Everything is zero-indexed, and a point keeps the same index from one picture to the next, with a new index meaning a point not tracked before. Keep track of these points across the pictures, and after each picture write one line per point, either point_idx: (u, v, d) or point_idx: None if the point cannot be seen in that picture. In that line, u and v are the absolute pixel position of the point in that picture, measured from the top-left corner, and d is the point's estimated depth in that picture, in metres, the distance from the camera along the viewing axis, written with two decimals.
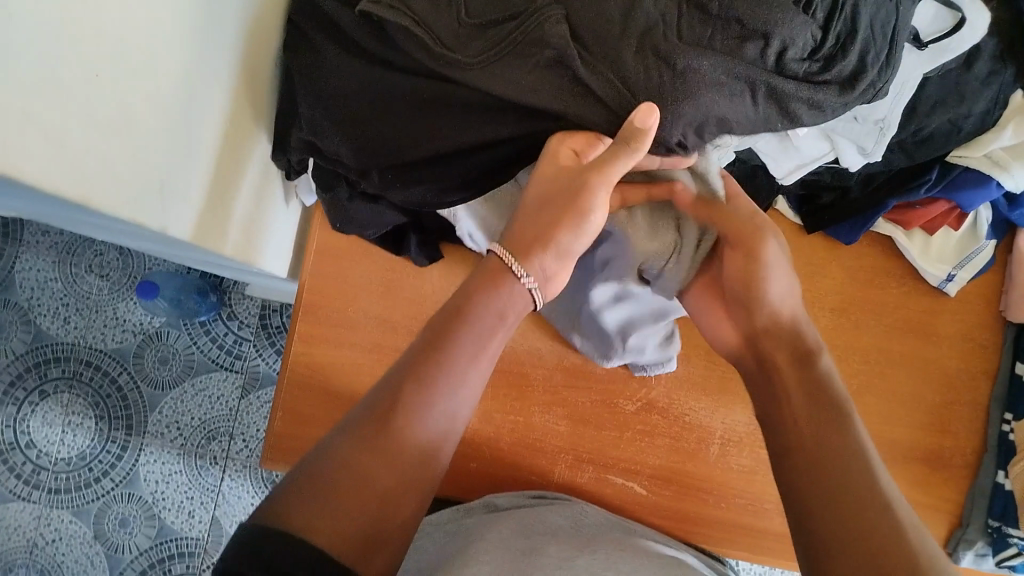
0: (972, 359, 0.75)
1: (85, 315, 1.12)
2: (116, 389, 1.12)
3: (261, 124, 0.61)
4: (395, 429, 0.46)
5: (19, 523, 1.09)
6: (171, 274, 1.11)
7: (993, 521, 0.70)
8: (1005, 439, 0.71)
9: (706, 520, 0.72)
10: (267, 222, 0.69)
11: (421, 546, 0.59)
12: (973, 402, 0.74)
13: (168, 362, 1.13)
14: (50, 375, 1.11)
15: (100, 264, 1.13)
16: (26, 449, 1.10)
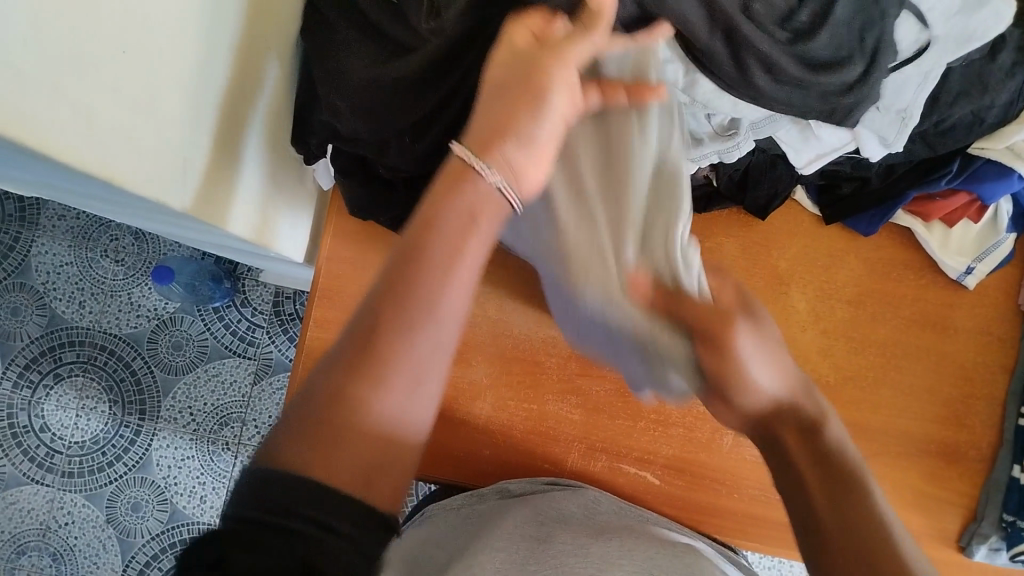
0: (990, 353, 0.74)
1: (100, 300, 1.13)
2: (129, 374, 1.13)
3: (277, 108, 0.61)
4: (375, 352, 0.42)
5: (32, 506, 1.11)
6: (186, 259, 1.11)
7: (1008, 515, 0.69)
8: (1021, 434, 0.71)
9: (719, 509, 0.72)
10: (284, 205, 0.69)
11: (436, 527, 0.60)
12: (989, 396, 0.74)
13: (181, 348, 1.14)
14: (64, 359, 1.13)
15: (116, 248, 1.13)
16: (41, 433, 1.12)
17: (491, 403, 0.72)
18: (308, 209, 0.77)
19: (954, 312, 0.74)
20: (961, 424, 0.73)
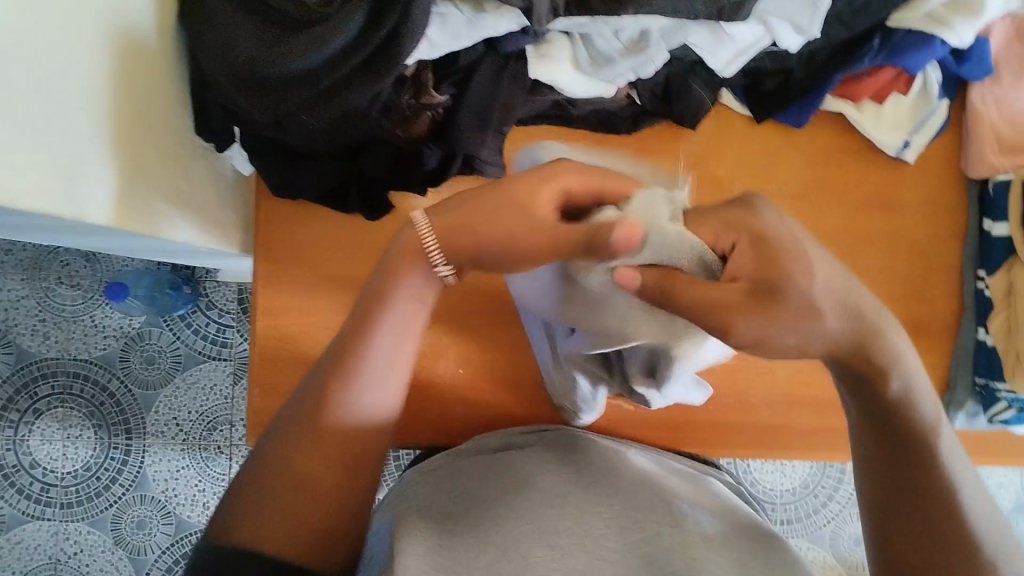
0: (940, 222, 0.75)
1: (63, 327, 1.09)
2: (109, 397, 1.10)
3: (175, 97, 0.59)
4: (325, 426, 0.47)
5: (38, 543, 1.07)
6: (141, 271, 1.07)
7: (981, 379, 0.72)
8: (981, 296, 0.73)
9: (701, 422, 0.73)
10: (210, 199, 0.67)
11: (407, 489, 0.53)
12: (946, 266, 0.74)
13: (155, 361, 1.12)
14: (40, 393, 1.08)
15: (68, 274, 1.08)
16: (32, 470, 1.07)
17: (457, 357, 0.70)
18: (240, 197, 0.75)
19: (900, 186, 0.74)
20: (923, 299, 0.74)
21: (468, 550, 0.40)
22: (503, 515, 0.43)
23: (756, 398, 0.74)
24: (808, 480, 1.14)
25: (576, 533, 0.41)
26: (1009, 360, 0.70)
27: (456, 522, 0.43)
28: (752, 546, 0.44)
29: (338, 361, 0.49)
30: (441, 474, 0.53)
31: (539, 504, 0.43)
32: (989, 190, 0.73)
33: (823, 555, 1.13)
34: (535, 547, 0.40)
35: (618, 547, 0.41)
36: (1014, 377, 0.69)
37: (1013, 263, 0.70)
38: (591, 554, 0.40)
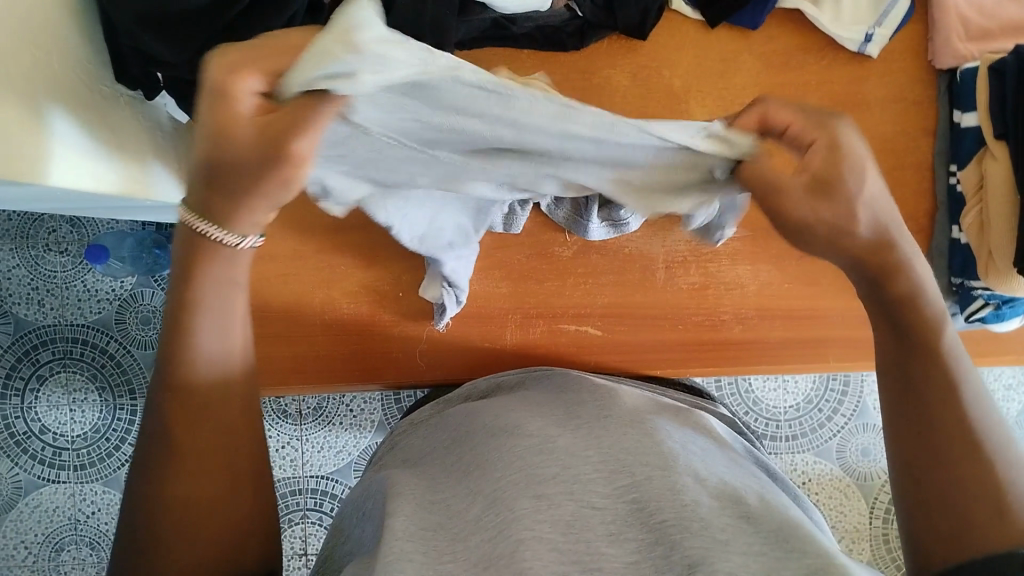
0: (907, 120, 0.75)
1: (57, 294, 1.08)
2: (109, 358, 1.09)
3: (59, 47, 0.58)
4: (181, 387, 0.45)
5: (56, 504, 1.08)
6: (123, 234, 1.06)
7: (956, 278, 0.74)
8: (954, 192, 0.73)
9: (668, 341, 0.75)
10: (148, 142, 0.70)
11: (407, 445, 0.54)
12: (914, 163, 0.75)
13: (151, 321, 1.10)
14: (42, 360, 1.08)
15: (56, 240, 1.08)
16: (43, 435, 1.08)
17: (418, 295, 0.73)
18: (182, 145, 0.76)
19: (863, 85, 0.74)
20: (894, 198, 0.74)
21: (461, 502, 0.41)
22: (493, 465, 0.43)
23: (726, 312, 0.75)
24: (812, 395, 1.16)
25: (566, 478, 0.40)
26: (980, 257, 0.70)
27: (456, 476, 0.44)
28: (749, 485, 0.42)
29: (170, 338, 0.45)
30: (433, 427, 0.54)
31: (530, 448, 0.43)
32: (957, 79, 0.72)
33: (830, 468, 1.15)
34: (521, 498, 0.39)
35: (607, 493, 0.40)
36: (987, 274, 0.69)
37: (982, 155, 0.70)
38: (579, 502, 0.39)
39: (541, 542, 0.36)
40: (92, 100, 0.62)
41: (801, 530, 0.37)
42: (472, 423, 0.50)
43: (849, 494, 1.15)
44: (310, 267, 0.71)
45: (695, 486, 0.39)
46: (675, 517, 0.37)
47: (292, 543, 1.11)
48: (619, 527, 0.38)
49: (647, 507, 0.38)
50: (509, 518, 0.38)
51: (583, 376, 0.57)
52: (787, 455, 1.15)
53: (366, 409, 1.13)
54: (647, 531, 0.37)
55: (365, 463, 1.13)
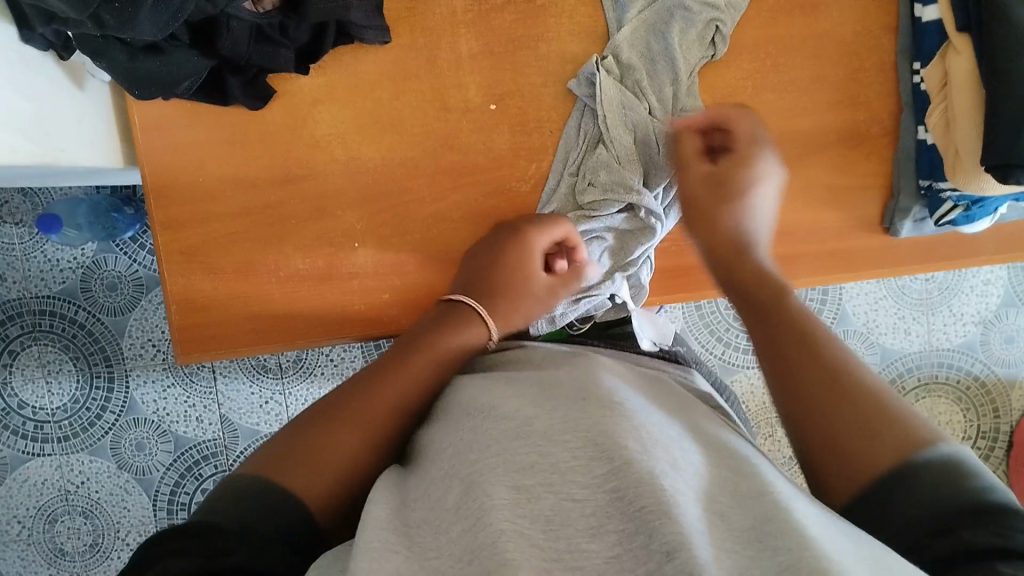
0: (869, 17, 0.72)
1: (18, 267, 1.04)
2: (80, 328, 1.06)
3: None
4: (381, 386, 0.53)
5: (45, 477, 1.06)
6: (75, 200, 1.02)
7: (925, 181, 0.71)
8: (919, 92, 0.71)
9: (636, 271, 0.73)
10: (70, 109, 0.66)
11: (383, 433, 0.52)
12: (878, 63, 0.73)
13: (118, 287, 1.07)
14: (11, 335, 1.05)
15: (9, 212, 1.03)
16: (21, 410, 1.05)
17: (374, 245, 0.70)
18: (107, 107, 0.72)
19: None
20: (858, 101, 0.73)
21: (439, 491, 0.40)
22: (470, 451, 0.41)
23: None
24: None
25: (545, 469, 0.39)
26: (947, 156, 0.68)
27: (432, 472, 0.42)
28: (724, 467, 0.41)
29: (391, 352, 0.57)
30: (407, 405, 0.52)
31: (506, 435, 0.41)
32: None
33: None
34: (499, 486, 0.38)
35: (588, 483, 0.38)
36: (955, 175, 0.67)
37: (946, 48, 0.68)
38: (558, 496, 0.37)
39: (518, 534, 0.35)
40: (14, 74, 0.58)
41: (786, 516, 0.35)
42: (448, 417, 0.47)
43: None
44: (259, 224, 0.69)
45: (671, 473, 0.37)
46: (656, 502, 0.35)
47: None
48: (600, 519, 0.36)
49: (626, 494, 0.36)
50: (486, 506, 0.37)
51: (572, 355, 0.55)
52: None
53: (346, 358, 1.11)
54: (627, 521, 0.35)
55: None
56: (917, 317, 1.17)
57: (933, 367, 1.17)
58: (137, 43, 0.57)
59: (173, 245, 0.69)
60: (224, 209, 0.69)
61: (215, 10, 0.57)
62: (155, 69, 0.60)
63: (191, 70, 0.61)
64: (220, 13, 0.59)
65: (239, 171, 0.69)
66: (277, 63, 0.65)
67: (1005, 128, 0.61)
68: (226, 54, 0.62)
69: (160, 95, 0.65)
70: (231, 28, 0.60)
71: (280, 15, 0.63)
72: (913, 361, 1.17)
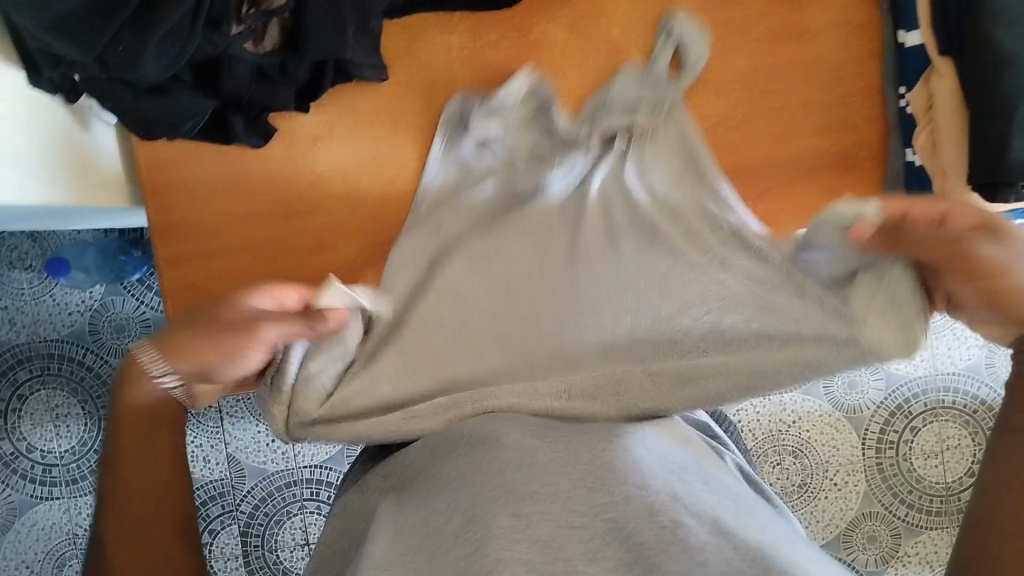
0: (854, 42, 0.73)
1: (27, 311, 1.05)
2: (88, 371, 1.07)
3: None
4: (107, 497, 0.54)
5: (53, 521, 1.06)
6: (85, 244, 1.04)
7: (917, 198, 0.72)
8: (904, 115, 0.72)
9: None
10: (75, 154, 0.67)
11: (379, 469, 0.52)
12: (864, 87, 0.73)
13: (125, 329, 1.07)
14: (21, 379, 1.05)
15: (18, 257, 1.04)
16: (30, 454, 1.06)
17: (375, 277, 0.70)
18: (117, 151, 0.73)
19: (808, 12, 0.72)
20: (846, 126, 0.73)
21: (438, 519, 0.40)
22: (469, 483, 0.41)
23: None
24: None
25: (545, 497, 0.39)
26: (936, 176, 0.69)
27: (427, 499, 0.42)
28: (723, 501, 0.41)
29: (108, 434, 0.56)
30: (407, 444, 0.52)
31: (506, 466, 0.41)
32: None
33: (819, 403, 1.15)
34: (499, 517, 0.38)
35: (585, 511, 0.38)
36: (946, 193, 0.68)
37: (929, 72, 0.68)
38: (557, 523, 0.38)
39: (517, 563, 0.36)
40: (20, 120, 0.60)
41: (777, 548, 0.37)
42: (448, 437, 0.48)
43: (840, 429, 1.15)
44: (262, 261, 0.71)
45: (674, 506, 0.38)
46: (655, 538, 0.36)
47: (294, 535, 1.10)
48: (598, 545, 0.37)
49: (626, 526, 0.37)
50: (485, 537, 0.37)
51: (563, 384, 0.56)
52: (775, 396, 1.15)
53: None
54: (627, 551, 0.36)
55: (357, 449, 1.11)
56: (922, 342, 1.16)
57: (939, 393, 1.17)
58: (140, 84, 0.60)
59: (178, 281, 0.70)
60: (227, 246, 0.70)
61: (216, 52, 0.59)
62: (162, 111, 0.62)
63: (194, 110, 0.63)
64: (220, 55, 0.60)
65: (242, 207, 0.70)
66: (278, 101, 0.66)
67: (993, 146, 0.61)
68: (228, 95, 0.64)
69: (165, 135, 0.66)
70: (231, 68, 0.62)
71: (281, 55, 0.63)
72: (918, 386, 1.16)
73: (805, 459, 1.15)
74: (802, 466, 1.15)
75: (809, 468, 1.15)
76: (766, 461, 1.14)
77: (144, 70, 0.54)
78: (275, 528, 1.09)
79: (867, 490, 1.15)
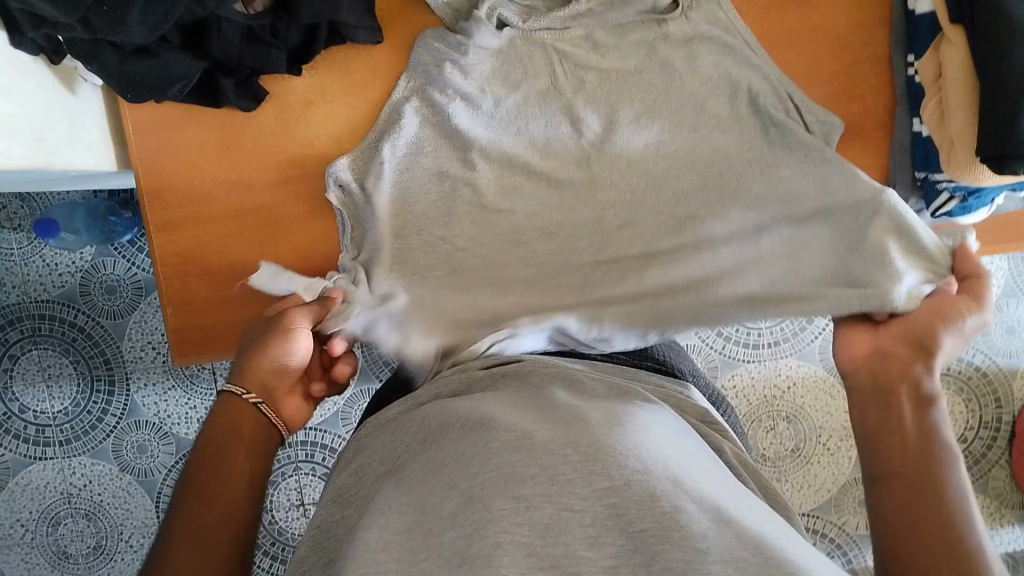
0: (864, 9, 0.71)
1: (17, 271, 1.04)
2: (80, 331, 1.06)
3: None
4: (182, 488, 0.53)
5: (46, 481, 1.06)
6: (73, 203, 1.02)
7: (920, 173, 0.71)
8: (913, 83, 0.70)
9: None
10: (61, 113, 0.66)
11: (371, 454, 0.51)
12: (872, 55, 0.72)
13: (117, 290, 1.06)
14: (11, 339, 1.05)
15: (7, 217, 1.03)
16: (23, 414, 1.05)
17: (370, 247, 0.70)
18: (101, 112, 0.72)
19: None
20: (853, 95, 0.72)
21: (434, 500, 0.39)
22: (468, 465, 0.40)
23: None
24: None
25: (545, 480, 0.38)
26: (943, 149, 0.67)
27: (423, 478, 0.42)
28: (724, 488, 0.40)
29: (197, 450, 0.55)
30: (401, 425, 0.52)
31: (505, 447, 0.41)
32: None
33: (815, 369, 1.15)
34: (498, 499, 0.37)
35: (585, 494, 0.37)
36: (949, 166, 0.66)
37: (940, 41, 0.66)
38: (557, 505, 0.37)
39: (517, 546, 0.35)
40: (9, 79, 0.58)
41: (775, 539, 0.36)
42: (444, 418, 0.48)
43: (835, 393, 1.15)
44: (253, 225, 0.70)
45: (675, 493, 0.37)
46: (657, 525, 0.35)
47: (288, 495, 1.10)
48: (598, 530, 0.36)
49: (627, 513, 0.36)
50: (485, 519, 0.36)
51: (562, 367, 0.56)
52: (770, 362, 1.15)
53: None
54: (626, 537, 0.35)
55: (351, 413, 1.11)
56: None
57: None
58: (127, 46, 0.58)
59: (170, 248, 0.69)
60: (219, 212, 0.69)
61: (205, 13, 0.57)
62: (147, 74, 0.60)
63: (182, 73, 0.61)
64: (210, 15, 0.58)
65: (234, 172, 0.69)
66: (269, 65, 0.64)
67: (998, 124, 0.60)
68: (219, 56, 0.62)
69: (152, 98, 0.64)
70: (222, 31, 0.60)
71: (271, 16, 0.63)
72: None
73: (799, 425, 1.15)
74: (796, 431, 1.15)
75: (802, 434, 1.15)
76: (760, 426, 1.15)
77: (127, 33, 0.53)
78: (272, 488, 1.10)
79: (859, 455, 1.15)
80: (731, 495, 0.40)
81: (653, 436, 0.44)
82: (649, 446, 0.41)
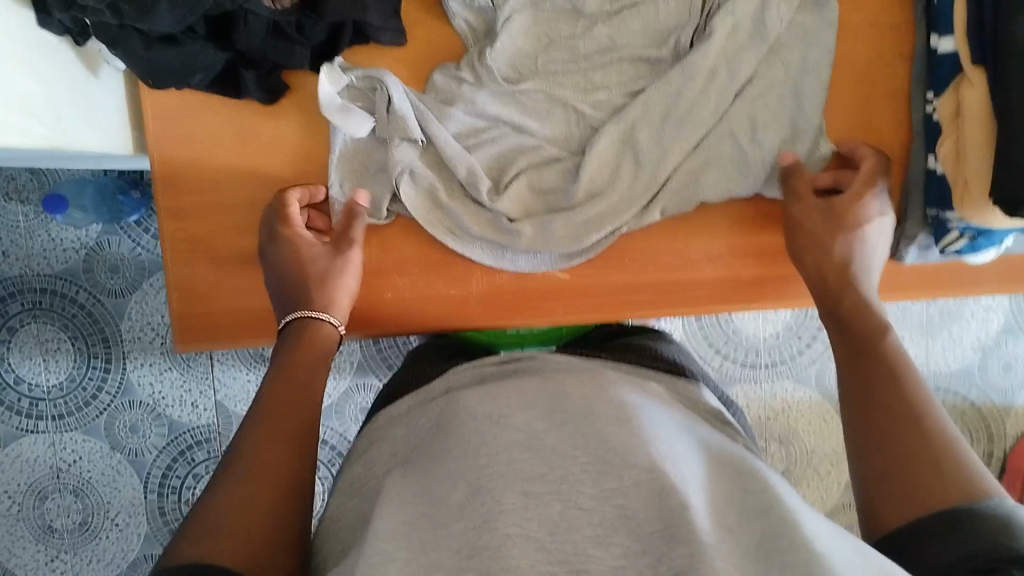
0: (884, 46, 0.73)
1: (21, 244, 1.05)
2: (80, 308, 1.07)
3: None
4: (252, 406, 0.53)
5: (36, 455, 1.07)
6: (83, 181, 1.02)
7: (931, 210, 0.71)
8: (930, 120, 0.71)
9: (638, 286, 0.75)
10: (81, 97, 0.67)
11: (381, 443, 0.53)
12: (892, 90, 0.74)
13: (119, 269, 1.07)
14: (12, 312, 1.06)
15: (16, 189, 1.04)
16: (18, 386, 1.06)
17: (378, 248, 0.72)
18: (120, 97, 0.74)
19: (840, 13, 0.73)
20: (869, 129, 0.74)
21: (443, 488, 0.41)
22: (477, 455, 0.42)
23: (696, 252, 0.75)
24: (792, 324, 1.16)
25: (554, 479, 0.39)
26: (956, 188, 0.67)
27: (430, 468, 0.43)
28: (728, 487, 0.42)
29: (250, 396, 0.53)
30: (414, 416, 0.53)
31: (515, 445, 0.42)
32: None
33: (810, 394, 1.16)
34: (508, 492, 0.39)
35: (595, 494, 0.39)
36: (962, 207, 0.67)
37: (960, 81, 0.67)
38: (565, 503, 0.38)
39: (526, 539, 0.36)
40: (31, 58, 0.60)
41: (784, 539, 0.36)
42: (450, 410, 0.49)
43: (828, 420, 1.16)
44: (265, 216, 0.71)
45: (682, 489, 0.38)
46: (663, 528, 0.36)
47: None
48: (606, 530, 0.37)
49: (634, 516, 0.37)
50: (494, 512, 0.38)
51: (559, 364, 0.56)
52: (766, 383, 1.16)
53: (346, 353, 1.11)
54: (634, 539, 0.36)
55: (347, 406, 1.11)
56: (917, 341, 1.17)
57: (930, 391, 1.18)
58: (153, 33, 0.59)
59: (179, 234, 0.70)
60: (234, 201, 0.71)
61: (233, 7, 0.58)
62: (171, 60, 0.62)
63: (207, 61, 0.63)
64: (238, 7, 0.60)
65: (254, 164, 0.71)
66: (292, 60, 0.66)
67: (1010, 168, 0.60)
68: (241, 47, 0.64)
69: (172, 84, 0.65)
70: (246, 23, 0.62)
71: (298, 14, 0.63)
72: None
73: (791, 447, 1.16)
74: (788, 454, 1.16)
75: (794, 457, 1.16)
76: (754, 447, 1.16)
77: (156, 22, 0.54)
78: None
79: (849, 482, 1.16)
80: (732, 478, 0.43)
81: (652, 419, 0.47)
82: (654, 429, 0.44)
